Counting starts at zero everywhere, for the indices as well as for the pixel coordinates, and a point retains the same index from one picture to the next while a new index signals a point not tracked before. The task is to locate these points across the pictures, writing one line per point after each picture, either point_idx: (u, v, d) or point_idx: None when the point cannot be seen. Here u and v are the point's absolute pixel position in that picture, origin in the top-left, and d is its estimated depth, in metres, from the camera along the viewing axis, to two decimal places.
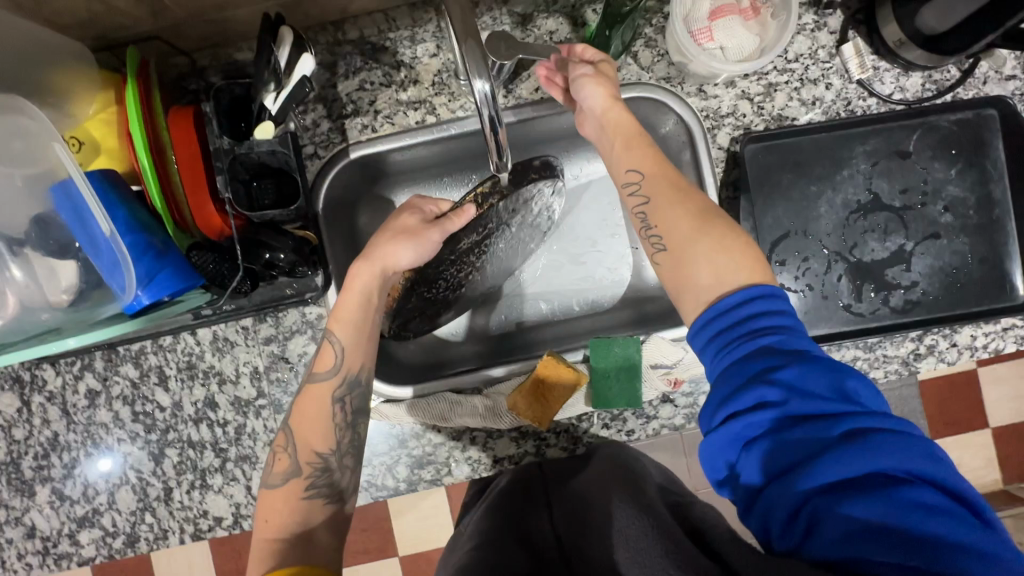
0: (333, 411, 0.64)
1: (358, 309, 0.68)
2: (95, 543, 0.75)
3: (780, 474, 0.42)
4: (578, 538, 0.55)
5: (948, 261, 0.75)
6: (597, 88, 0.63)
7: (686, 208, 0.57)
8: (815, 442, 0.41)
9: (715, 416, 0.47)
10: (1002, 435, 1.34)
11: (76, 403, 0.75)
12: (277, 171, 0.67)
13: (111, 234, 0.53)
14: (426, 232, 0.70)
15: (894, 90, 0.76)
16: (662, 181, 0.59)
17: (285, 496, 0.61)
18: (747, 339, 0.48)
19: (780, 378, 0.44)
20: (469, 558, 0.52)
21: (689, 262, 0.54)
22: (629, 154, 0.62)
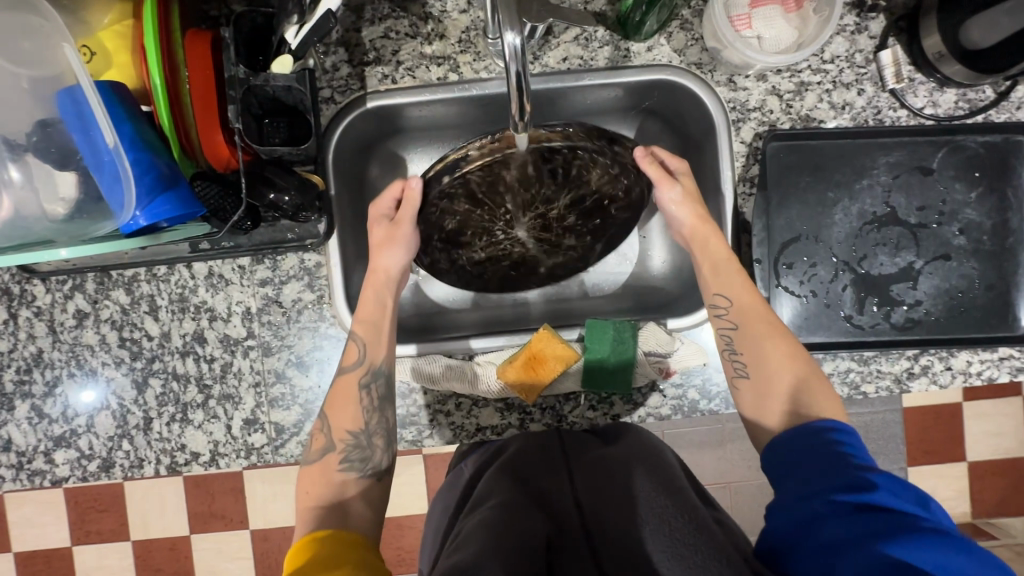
0: (359, 395, 0.64)
1: (376, 312, 0.68)
2: (69, 464, 0.74)
3: (850, 540, 0.45)
4: (605, 514, 0.58)
5: (954, 284, 0.74)
6: (693, 208, 0.69)
7: (783, 347, 0.62)
8: (894, 525, 0.45)
9: (799, 488, 0.51)
10: (978, 470, 1.35)
11: (64, 322, 0.74)
12: (292, 109, 0.65)
13: (115, 146, 0.52)
14: (397, 228, 0.69)
15: (926, 104, 0.74)
16: (751, 311, 0.65)
17: (321, 471, 0.62)
18: (828, 445, 0.53)
19: (873, 477, 0.49)
20: (489, 516, 0.55)
21: (771, 394, 0.61)
22: (720, 277, 0.66)
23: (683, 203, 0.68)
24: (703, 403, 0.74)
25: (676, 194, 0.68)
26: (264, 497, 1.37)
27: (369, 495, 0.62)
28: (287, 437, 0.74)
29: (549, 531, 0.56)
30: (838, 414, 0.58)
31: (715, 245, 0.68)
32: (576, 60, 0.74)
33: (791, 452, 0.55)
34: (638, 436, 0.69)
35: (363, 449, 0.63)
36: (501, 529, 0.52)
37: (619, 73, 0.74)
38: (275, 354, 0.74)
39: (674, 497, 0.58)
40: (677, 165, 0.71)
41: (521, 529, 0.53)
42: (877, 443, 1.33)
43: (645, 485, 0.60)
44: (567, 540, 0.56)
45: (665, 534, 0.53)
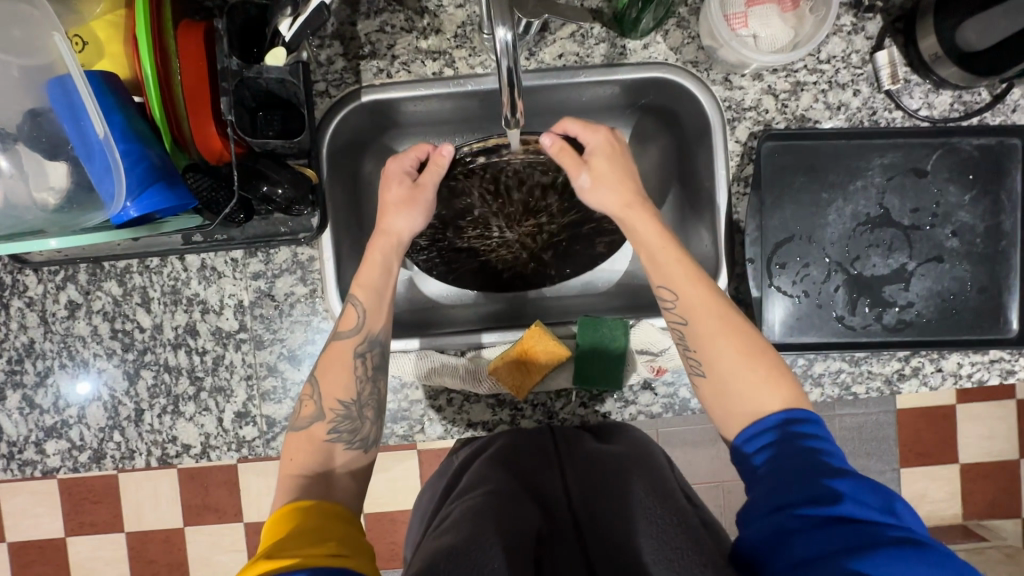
0: (354, 364, 0.65)
1: (380, 277, 0.68)
2: (60, 454, 0.74)
3: (821, 556, 0.45)
4: (596, 512, 0.59)
5: (947, 286, 0.74)
6: (609, 189, 0.66)
7: (733, 341, 0.60)
8: (864, 537, 0.45)
9: (764, 499, 0.50)
10: (970, 472, 1.35)
11: (56, 312, 0.74)
12: (285, 103, 0.65)
13: (105, 137, 0.51)
14: (415, 193, 0.69)
15: (922, 106, 0.74)
16: (695, 305, 0.62)
17: (309, 439, 0.62)
18: (796, 445, 0.53)
19: (839, 485, 0.48)
20: (481, 503, 0.56)
21: (726, 390, 0.59)
22: (663, 271, 0.63)
23: (598, 188, 0.67)
24: (695, 401, 0.74)
25: (588, 180, 0.67)
26: (257, 491, 1.37)
27: (354, 465, 0.63)
28: (278, 430, 0.74)
29: (541, 525, 0.57)
30: (784, 400, 0.57)
31: (643, 230, 0.65)
32: (572, 56, 0.74)
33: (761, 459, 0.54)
34: (633, 438, 0.72)
35: (353, 420, 0.63)
36: (491, 516, 0.53)
37: (614, 70, 0.74)
38: (267, 348, 0.74)
39: (665, 499, 0.59)
40: (591, 140, 0.67)
41: (512, 520, 0.54)
42: (870, 444, 1.33)
43: (638, 487, 0.61)
44: (557, 533, 0.58)
45: (653, 529, 0.54)
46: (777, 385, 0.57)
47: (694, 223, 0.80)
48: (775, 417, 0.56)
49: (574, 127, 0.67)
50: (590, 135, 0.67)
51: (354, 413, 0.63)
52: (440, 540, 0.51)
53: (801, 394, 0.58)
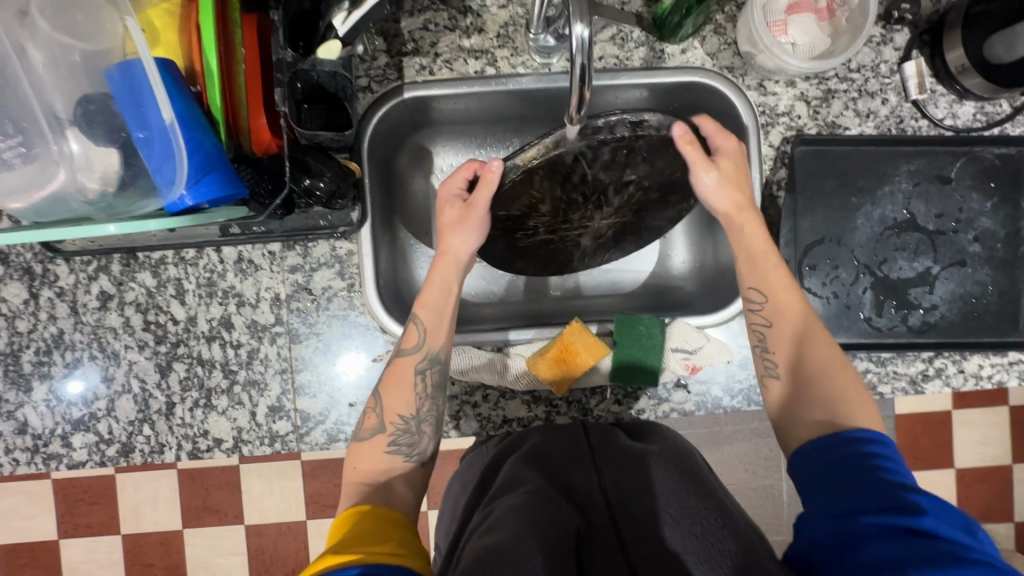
0: (415, 380, 0.64)
1: (440, 295, 0.68)
2: (87, 448, 0.73)
3: (886, 564, 0.45)
4: (638, 516, 0.55)
5: (968, 290, 0.77)
6: (727, 193, 0.68)
7: (823, 351, 0.62)
8: (941, 554, 0.44)
9: (832, 505, 0.51)
10: (966, 477, 1.38)
11: (87, 303, 0.73)
12: (331, 96, 0.64)
13: (172, 122, 0.51)
14: (471, 210, 0.68)
15: (946, 115, 0.77)
16: (785, 309, 0.65)
17: (371, 450, 0.61)
18: (862, 458, 0.53)
19: (921, 500, 0.48)
20: (518, 502, 0.51)
21: (808, 394, 0.60)
22: (759, 273, 0.66)
23: (719, 188, 0.68)
24: (727, 400, 0.76)
25: (713, 178, 0.68)
26: (260, 493, 1.35)
27: (411, 476, 0.61)
28: (312, 425, 0.73)
29: (579, 521, 0.53)
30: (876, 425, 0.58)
31: (750, 234, 0.68)
32: (612, 59, 0.76)
33: (826, 457, 0.55)
34: (668, 434, 0.68)
35: (412, 434, 0.62)
36: (538, 516, 0.49)
37: (652, 73, 0.75)
38: (302, 341, 0.74)
39: (700, 490, 0.56)
40: (720, 144, 0.70)
41: (557, 522, 0.50)
42: None
43: (664, 481, 0.58)
44: (598, 535, 0.53)
45: (689, 528, 0.52)
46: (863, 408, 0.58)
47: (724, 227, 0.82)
48: (860, 429, 0.56)
49: (706, 127, 0.70)
50: (724, 141, 0.70)
51: (413, 428, 0.62)
52: (482, 542, 0.46)
53: (876, 415, 0.59)
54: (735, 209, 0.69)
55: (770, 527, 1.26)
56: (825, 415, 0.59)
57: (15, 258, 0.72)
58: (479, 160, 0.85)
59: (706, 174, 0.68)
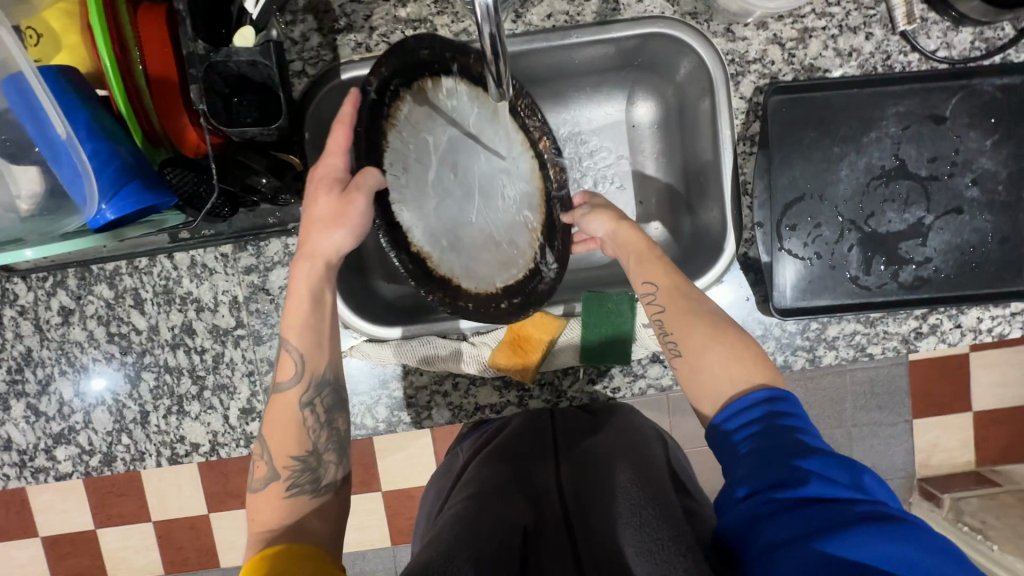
0: (302, 415, 0.60)
1: (310, 303, 0.62)
2: (72, 459, 0.74)
3: (793, 540, 0.40)
4: (587, 502, 0.54)
5: (966, 239, 0.71)
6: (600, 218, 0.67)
7: (703, 321, 0.59)
8: (840, 515, 0.40)
9: (736, 489, 0.47)
10: (983, 420, 1.34)
11: (50, 319, 0.73)
12: (259, 86, 0.61)
13: (69, 137, 0.48)
14: (352, 195, 0.62)
15: (940, 46, 0.70)
16: (675, 292, 0.61)
17: (267, 498, 0.58)
18: (767, 425, 0.50)
19: (807, 465, 0.45)
20: (460, 511, 0.51)
21: (709, 374, 0.56)
22: (646, 266, 0.63)
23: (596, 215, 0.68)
24: None
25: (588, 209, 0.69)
26: None
27: (324, 510, 0.59)
28: None
29: (527, 520, 0.51)
30: (767, 379, 0.54)
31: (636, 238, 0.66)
32: (562, 16, 0.70)
33: (735, 437, 0.51)
34: (627, 418, 0.68)
35: (312, 471, 0.59)
36: (478, 517, 0.49)
37: (608, 28, 0.69)
38: (265, 343, 0.72)
39: (650, 484, 0.52)
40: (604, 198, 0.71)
41: (497, 519, 0.49)
42: (880, 397, 1.32)
43: (622, 471, 0.55)
44: (545, 526, 0.52)
45: (635, 507, 0.49)
46: (755, 368, 0.55)
47: (698, 187, 0.76)
48: (762, 389, 0.53)
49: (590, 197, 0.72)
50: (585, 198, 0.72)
51: (313, 462, 0.60)
52: (418, 555, 0.46)
53: (771, 368, 0.56)
54: (616, 222, 0.67)
55: None
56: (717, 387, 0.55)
57: None
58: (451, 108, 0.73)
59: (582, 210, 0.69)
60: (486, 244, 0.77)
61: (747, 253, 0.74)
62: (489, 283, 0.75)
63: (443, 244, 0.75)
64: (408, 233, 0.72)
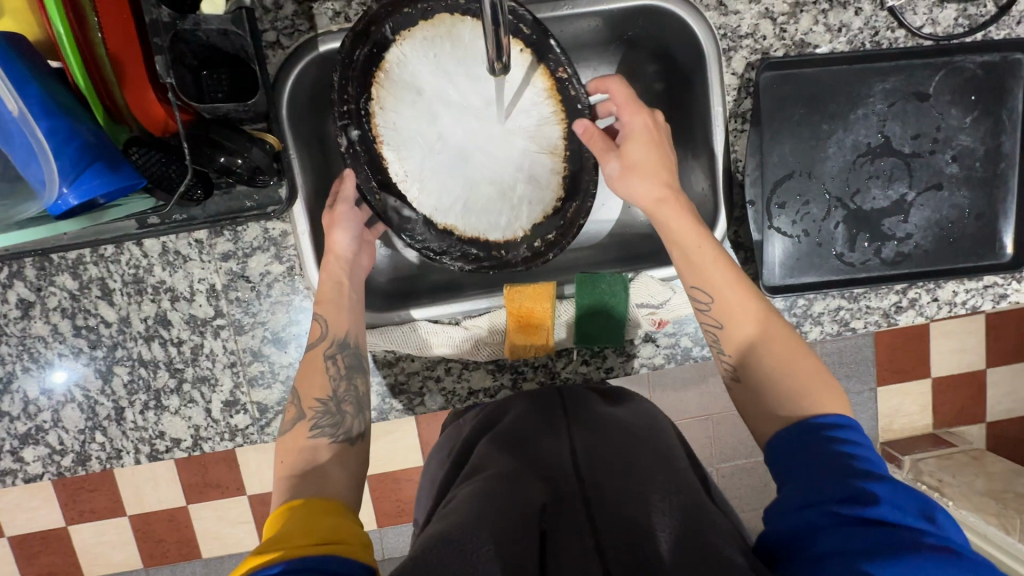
0: (325, 365, 0.62)
1: (332, 291, 0.65)
2: (42, 460, 0.70)
3: (843, 552, 0.40)
4: (607, 479, 0.53)
5: (945, 215, 0.73)
6: (636, 181, 0.62)
7: (766, 336, 0.57)
8: (901, 542, 0.40)
9: (798, 495, 0.46)
10: (942, 386, 1.41)
11: (8, 313, 0.67)
12: (230, 58, 0.57)
13: (21, 113, 0.45)
14: (336, 208, 0.66)
15: (926, 23, 0.70)
16: (731, 305, 0.58)
17: (295, 438, 0.58)
18: (825, 443, 0.49)
19: (875, 488, 0.43)
20: (483, 487, 0.50)
21: (768, 389, 0.55)
22: (700, 271, 0.59)
23: (627, 177, 0.62)
24: (697, 349, 0.73)
25: (618, 167, 0.63)
26: (257, 462, 1.31)
27: (342, 457, 0.57)
28: (272, 416, 0.71)
29: (544, 497, 0.51)
30: (828, 400, 0.53)
31: (678, 228, 0.60)
32: None
33: (792, 448, 0.50)
34: (646, 409, 0.66)
35: (333, 415, 0.60)
36: (501, 500, 0.48)
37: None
38: (248, 332, 0.69)
39: (672, 473, 0.52)
40: (631, 122, 0.64)
41: (516, 502, 0.49)
42: (849, 367, 1.38)
43: (648, 463, 0.54)
44: (564, 502, 0.52)
45: (659, 506, 0.48)
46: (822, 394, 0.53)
47: (687, 164, 0.76)
48: (820, 416, 0.51)
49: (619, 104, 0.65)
50: (629, 119, 0.64)
51: (334, 408, 0.60)
52: (436, 525, 0.47)
53: (841, 400, 0.54)
54: (654, 204, 0.61)
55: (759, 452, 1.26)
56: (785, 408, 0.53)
57: None
58: (421, 73, 0.66)
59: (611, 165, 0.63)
60: (503, 194, 0.72)
61: (738, 232, 0.74)
62: (515, 228, 0.72)
63: (463, 212, 0.71)
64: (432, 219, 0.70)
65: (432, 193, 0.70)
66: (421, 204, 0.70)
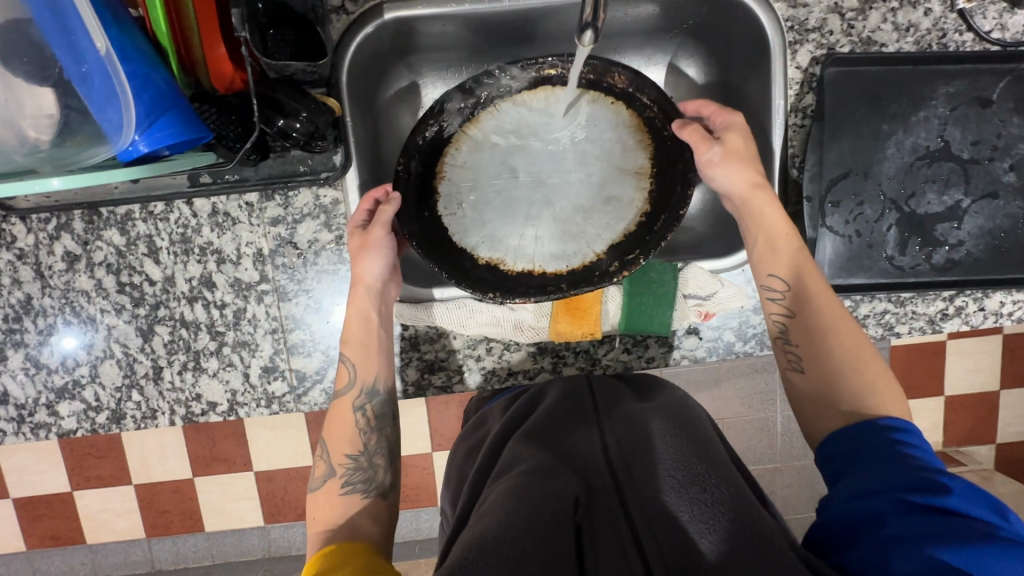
0: (356, 419, 0.63)
1: (361, 327, 0.64)
2: (76, 416, 0.70)
3: (908, 538, 0.40)
4: (643, 471, 0.50)
5: (999, 224, 0.72)
6: (732, 172, 0.63)
7: (838, 338, 0.57)
8: (969, 530, 0.40)
9: (855, 485, 0.46)
10: (955, 404, 1.40)
11: (53, 265, 0.67)
12: (299, 19, 0.57)
13: (106, 53, 0.44)
14: (370, 232, 0.63)
15: (994, 28, 0.70)
16: (804, 296, 0.60)
17: (326, 496, 0.60)
18: (889, 445, 0.48)
19: (948, 481, 0.43)
20: (514, 486, 0.47)
21: (827, 396, 0.56)
22: (776, 259, 0.61)
23: (727, 163, 0.62)
24: (739, 344, 0.73)
25: (719, 155, 0.63)
26: (267, 440, 1.26)
27: (375, 511, 0.60)
28: (310, 385, 0.70)
29: (578, 490, 0.49)
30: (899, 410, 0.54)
31: (772, 211, 0.62)
32: None
33: (850, 441, 0.51)
34: (675, 393, 0.63)
35: (365, 470, 0.61)
36: (532, 501, 0.45)
37: None
38: (292, 299, 0.69)
39: (710, 460, 0.49)
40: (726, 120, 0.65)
41: (549, 500, 0.46)
42: None
43: (668, 444, 0.52)
44: (598, 498, 0.49)
45: (694, 495, 0.46)
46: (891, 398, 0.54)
47: None
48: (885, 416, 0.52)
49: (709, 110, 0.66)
50: (727, 117, 0.65)
51: (366, 463, 0.62)
52: (470, 532, 0.44)
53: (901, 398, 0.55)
54: (750, 189, 0.62)
55: (776, 459, 1.23)
56: (848, 410, 0.54)
57: None
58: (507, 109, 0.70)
59: (710, 152, 0.63)
60: (573, 215, 0.72)
61: None
62: (587, 253, 0.70)
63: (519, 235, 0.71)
64: (474, 252, 0.70)
65: (483, 225, 0.71)
66: (463, 237, 0.71)
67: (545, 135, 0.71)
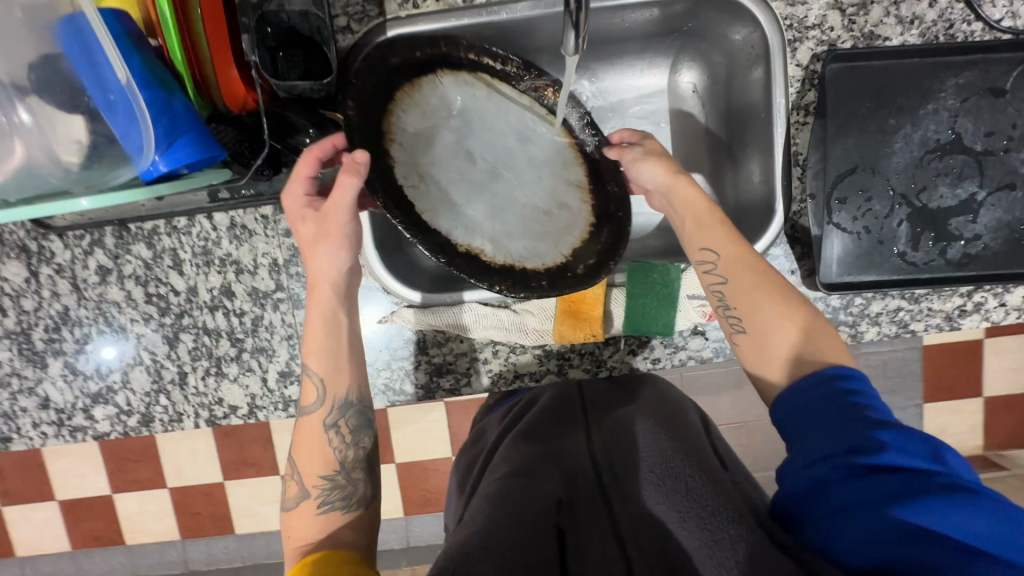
0: (329, 437, 0.62)
1: (326, 334, 0.63)
2: (110, 419, 0.74)
3: (862, 505, 0.40)
4: (627, 474, 0.52)
5: (1018, 216, 0.70)
6: (651, 170, 0.64)
7: (770, 296, 0.57)
8: (908, 484, 0.40)
9: (802, 455, 0.46)
10: (994, 405, 1.34)
11: (87, 279, 0.72)
12: (306, 41, 0.61)
13: (128, 82, 0.48)
14: (327, 215, 0.59)
15: (1005, 16, 0.68)
16: (737, 260, 0.59)
17: (302, 515, 0.59)
18: (835, 400, 0.48)
19: (882, 434, 0.43)
20: (499, 492, 0.48)
21: (771, 353, 0.55)
22: (704, 232, 0.61)
23: (648, 160, 0.65)
24: None
25: (640, 154, 0.66)
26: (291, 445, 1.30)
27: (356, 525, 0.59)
28: None
29: (560, 494, 0.50)
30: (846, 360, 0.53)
31: (693, 197, 0.62)
32: None
33: (794, 402, 0.50)
34: (657, 391, 0.67)
35: (342, 487, 0.61)
36: (518, 499, 0.46)
37: None
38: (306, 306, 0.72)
39: (697, 461, 0.50)
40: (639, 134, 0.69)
41: (531, 497, 0.47)
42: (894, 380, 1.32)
43: (649, 445, 0.54)
44: (581, 500, 0.51)
45: (671, 488, 0.47)
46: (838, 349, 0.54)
47: (744, 154, 0.75)
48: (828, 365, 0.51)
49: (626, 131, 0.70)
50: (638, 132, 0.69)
51: (342, 481, 0.61)
52: (455, 539, 0.44)
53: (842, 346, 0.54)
54: (674, 177, 0.63)
55: None
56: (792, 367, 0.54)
57: (9, 237, 0.71)
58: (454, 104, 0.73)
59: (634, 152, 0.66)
60: (536, 215, 0.76)
61: (795, 228, 0.73)
62: (556, 254, 0.74)
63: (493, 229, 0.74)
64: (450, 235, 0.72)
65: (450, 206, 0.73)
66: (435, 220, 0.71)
67: (496, 130, 0.75)
